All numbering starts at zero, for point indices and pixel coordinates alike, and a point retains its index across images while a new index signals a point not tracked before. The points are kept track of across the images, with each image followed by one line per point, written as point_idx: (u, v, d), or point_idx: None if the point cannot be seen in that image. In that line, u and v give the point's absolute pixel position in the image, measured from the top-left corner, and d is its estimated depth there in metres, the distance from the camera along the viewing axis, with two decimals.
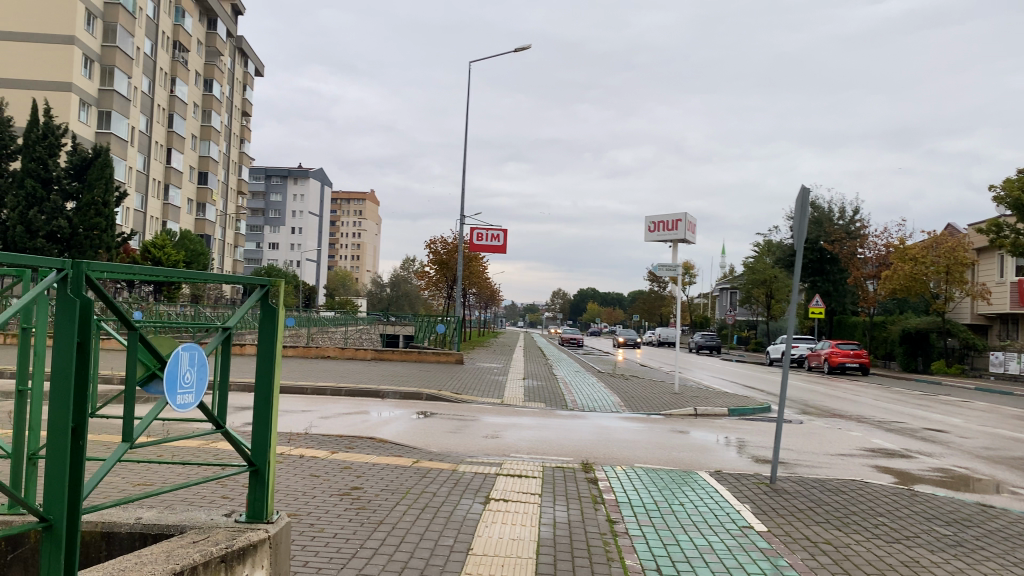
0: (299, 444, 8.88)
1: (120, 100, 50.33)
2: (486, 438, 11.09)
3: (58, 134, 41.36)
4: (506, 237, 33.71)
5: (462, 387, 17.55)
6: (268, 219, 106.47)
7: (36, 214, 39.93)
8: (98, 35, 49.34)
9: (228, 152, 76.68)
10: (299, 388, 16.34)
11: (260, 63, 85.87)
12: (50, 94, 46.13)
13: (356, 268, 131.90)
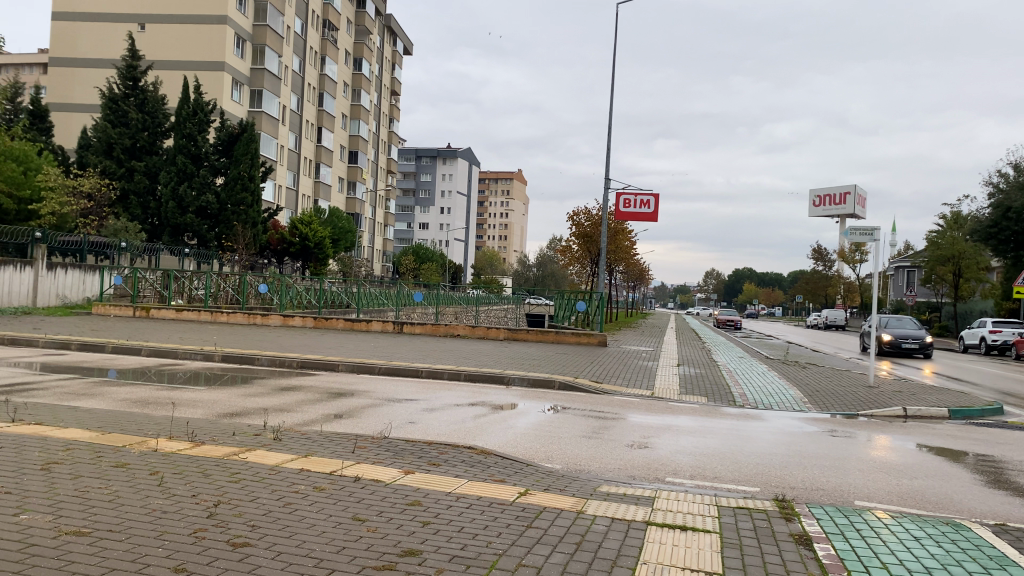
0: (363, 456, 6.22)
1: (271, 78, 50.23)
2: (633, 449, 8.11)
3: (209, 111, 39.66)
4: (657, 203, 30.10)
5: (603, 374, 14.52)
6: (418, 198, 106.77)
7: (186, 190, 38.33)
8: (251, 14, 49.39)
9: (378, 131, 76.58)
10: (411, 369, 13.83)
11: (408, 43, 85.56)
12: (204, 74, 45.97)
13: (503, 247, 130.47)
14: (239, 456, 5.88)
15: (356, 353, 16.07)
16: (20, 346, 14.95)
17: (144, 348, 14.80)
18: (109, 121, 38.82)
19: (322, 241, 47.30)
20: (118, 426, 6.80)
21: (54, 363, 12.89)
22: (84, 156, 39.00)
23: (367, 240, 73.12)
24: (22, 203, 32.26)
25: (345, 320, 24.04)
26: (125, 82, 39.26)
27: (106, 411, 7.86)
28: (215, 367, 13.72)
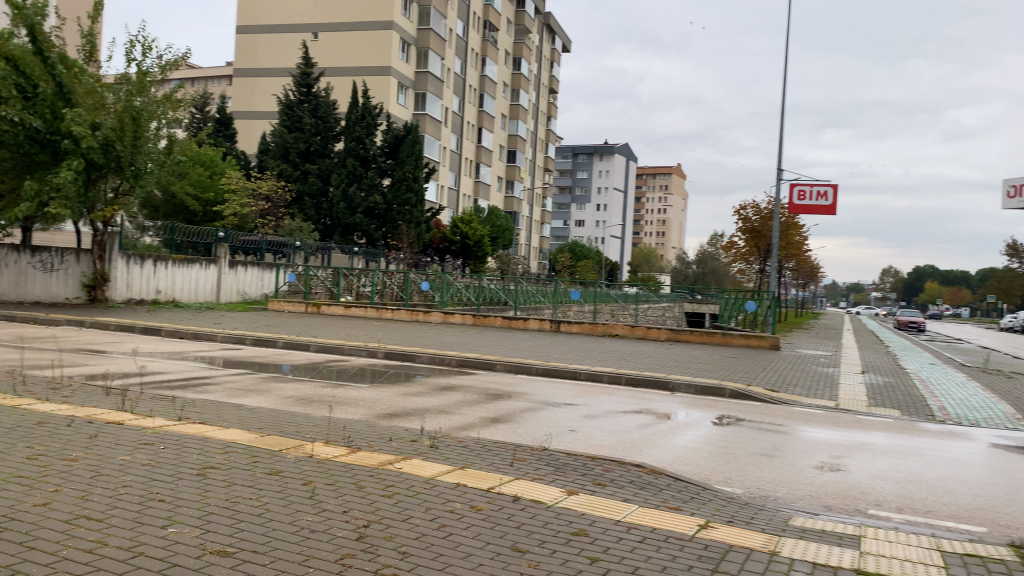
0: (523, 469, 5.62)
1: (433, 81, 51.34)
2: (822, 472, 7.14)
3: (376, 114, 40.91)
4: (835, 195, 28.06)
5: (778, 381, 13.35)
6: (575, 196, 106.44)
7: (355, 191, 39.87)
8: (415, 19, 50.68)
9: (536, 130, 76.86)
10: (571, 372, 13.25)
11: (566, 40, 85.36)
12: (371, 78, 47.61)
13: (661, 244, 127.87)
14: (394, 465, 5.43)
15: (513, 352, 15.73)
16: (202, 340, 15.66)
17: (312, 344, 15.08)
18: (286, 127, 40.97)
19: (481, 239, 47.85)
20: (276, 429, 6.57)
21: (230, 358, 13.30)
22: (263, 160, 41.35)
23: (525, 238, 73.63)
24: (208, 204, 34.56)
25: (503, 317, 23.89)
26: (300, 89, 41.27)
27: (269, 409, 7.73)
28: (377, 364, 13.73)
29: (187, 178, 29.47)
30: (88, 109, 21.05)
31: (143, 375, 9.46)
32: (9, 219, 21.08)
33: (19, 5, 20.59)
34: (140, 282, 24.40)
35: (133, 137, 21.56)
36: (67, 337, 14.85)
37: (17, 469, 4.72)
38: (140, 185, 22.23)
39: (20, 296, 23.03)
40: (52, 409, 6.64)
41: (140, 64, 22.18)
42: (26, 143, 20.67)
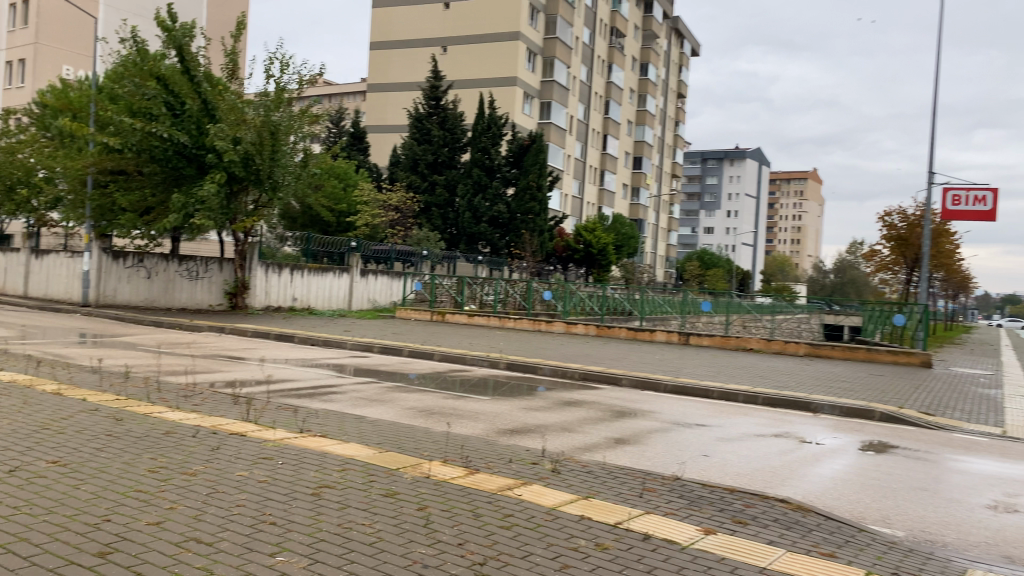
0: (654, 502, 5.12)
1: (559, 90, 51.20)
2: (998, 515, 6.24)
3: (501, 124, 41.08)
4: (996, 200, 25.81)
5: (933, 404, 12.16)
6: (703, 203, 103.83)
7: (481, 200, 40.19)
8: (541, 29, 50.72)
9: (663, 137, 75.41)
10: (702, 389, 12.54)
11: (695, 44, 83.45)
12: (498, 89, 47.94)
13: (795, 253, 122.71)
14: (514, 491, 5.05)
15: (640, 366, 15.13)
16: (331, 348, 15.92)
17: (436, 353, 15.01)
18: (415, 140, 41.76)
19: (606, 248, 47.22)
20: (395, 443, 6.31)
21: (356, 366, 13.38)
22: (393, 172, 42.37)
23: (651, 246, 72.30)
24: (341, 215, 35.62)
25: (628, 328, 23.19)
26: (429, 102, 42.01)
27: (390, 422, 7.54)
28: (500, 376, 13.47)
29: (321, 189, 30.41)
30: (230, 125, 21.97)
31: (271, 383, 9.54)
32: (160, 231, 22.29)
33: (170, 27, 21.82)
34: (277, 289, 25.33)
35: (272, 150, 22.33)
36: (207, 342, 15.45)
37: (137, 482, 4.65)
38: (278, 197, 23.00)
39: (169, 302, 24.39)
40: (180, 417, 6.65)
41: (278, 80, 23.00)
42: (174, 158, 21.77)
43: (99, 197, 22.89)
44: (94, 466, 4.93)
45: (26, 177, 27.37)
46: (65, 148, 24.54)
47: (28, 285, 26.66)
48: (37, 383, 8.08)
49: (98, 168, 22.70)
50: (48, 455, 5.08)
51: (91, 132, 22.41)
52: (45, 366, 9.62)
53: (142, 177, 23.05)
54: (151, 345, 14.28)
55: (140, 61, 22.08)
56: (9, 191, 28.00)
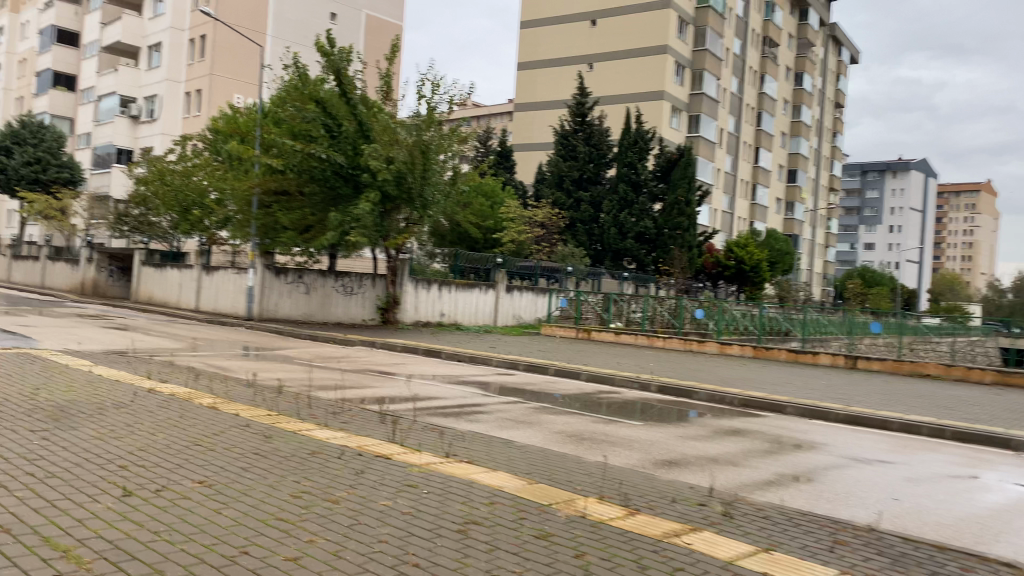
0: (849, 561, 4.34)
1: (708, 102, 49.68)
2: None
3: (649, 139, 40.19)
4: None
5: None
6: (863, 217, 97.95)
7: (627, 216, 39.42)
8: (690, 40, 49.46)
9: (820, 148, 71.75)
10: (879, 421, 11.33)
11: (855, 51, 79.16)
12: (646, 103, 47.06)
13: (968, 271, 113.43)
14: (681, 538, 4.41)
15: (804, 392, 13.97)
16: (477, 364, 15.74)
17: (583, 373, 14.47)
18: (561, 156, 41.61)
19: (759, 265, 45.17)
20: (545, 472, 5.82)
21: (502, 383, 13.07)
22: (539, 189, 42.39)
23: (806, 263, 68.74)
24: (487, 232, 35.84)
25: (788, 350, 21.70)
26: (575, 118, 41.71)
27: (539, 447, 7.07)
28: (652, 399, 12.77)
29: (468, 206, 30.65)
30: (384, 145, 22.39)
31: (417, 400, 9.33)
32: (318, 248, 23.08)
33: (328, 52, 22.55)
34: (425, 304, 25.62)
35: (423, 169, 22.63)
36: (358, 357, 15.65)
37: (280, 509, 4.41)
38: (427, 215, 23.31)
39: (325, 316, 25.28)
40: (327, 436, 6.46)
41: (429, 101, 23.36)
42: (331, 178, 22.51)
43: (262, 216, 24.10)
44: (237, 489, 4.74)
45: (199, 198, 29.23)
46: (233, 170, 25.95)
47: (199, 299, 28.39)
48: (195, 396, 8.21)
49: (262, 188, 23.89)
50: (194, 475, 4.95)
51: (256, 155, 23.51)
52: (205, 379, 9.87)
53: (302, 198, 23.99)
54: (305, 358, 14.60)
55: (301, 86, 22.95)
56: (184, 211, 29.99)
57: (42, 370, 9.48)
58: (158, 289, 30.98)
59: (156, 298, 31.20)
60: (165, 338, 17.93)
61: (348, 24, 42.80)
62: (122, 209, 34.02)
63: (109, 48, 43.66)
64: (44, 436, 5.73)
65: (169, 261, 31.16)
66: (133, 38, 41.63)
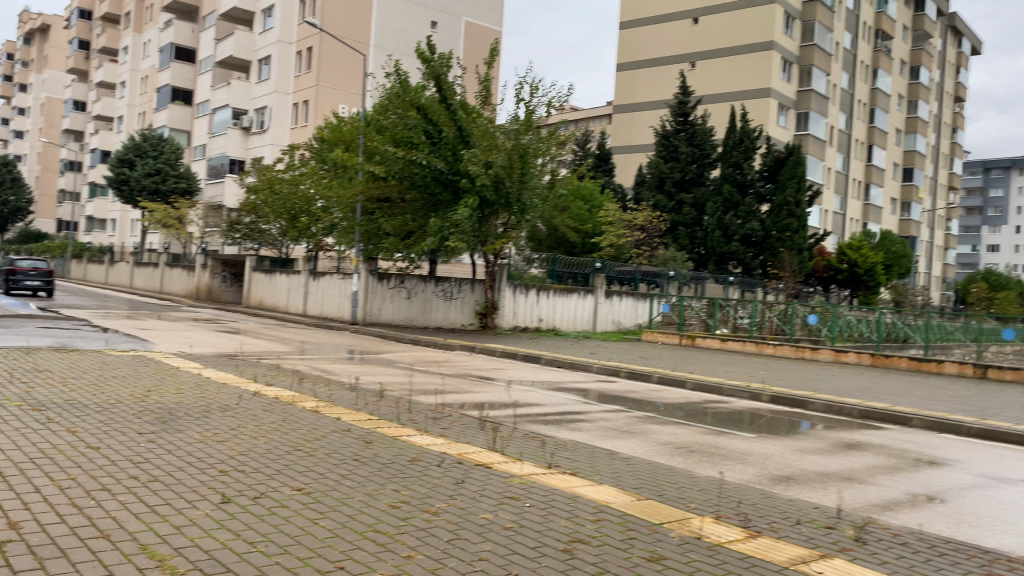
0: None
1: (817, 99, 47.74)
2: None
3: (754, 138, 38.89)
4: None
5: None
6: (987, 217, 92.19)
7: (732, 218, 38.22)
8: (797, 36, 47.65)
9: (939, 144, 67.96)
10: (1020, 437, 10.37)
11: (977, 41, 74.69)
12: (751, 102, 45.58)
13: None
14: (810, 567, 3.98)
15: (931, 403, 13.00)
16: (578, 371, 15.41)
17: (689, 381, 13.93)
18: (663, 157, 40.83)
19: (873, 268, 43.00)
20: (655, 486, 5.44)
21: (603, 391, 12.70)
22: (640, 192, 41.71)
23: (924, 266, 65.15)
24: (587, 236, 35.44)
25: (909, 358, 20.43)
26: (677, 118, 40.84)
27: (645, 459, 6.69)
28: (763, 409, 12.13)
29: (568, 210, 30.32)
30: (483, 150, 22.35)
31: (518, 407, 9.09)
32: (418, 253, 23.26)
33: (429, 59, 22.66)
34: (525, 309, 25.47)
35: (521, 173, 22.48)
36: (458, 361, 15.59)
37: (377, 521, 4.23)
38: (526, 219, 23.16)
39: (426, 321, 25.45)
40: (426, 442, 6.28)
41: (528, 104, 23.20)
42: (432, 184, 22.64)
43: (366, 223, 24.50)
44: (336, 497, 4.60)
45: (306, 205, 30.07)
46: (338, 178, 26.52)
47: (307, 304, 29.14)
48: (298, 400, 8.22)
49: (366, 195, 24.32)
50: (293, 482, 4.85)
51: (359, 163, 23.91)
52: (309, 383, 9.94)
53: (404, 204, 24.26)
54: (407, 362, 14.64)
55: (402, 93, 23.24)
56: (292, 218, 30.90)
57: (155, 373, 9.75)
58: (268, 294, 32.03)
59: (266, 302, 32.26)
60: (274, 341, 18.38)
61: (448, 31, 43.28)
62: (235, 218, 35.42)
63: (223, 64, 45.64)
64: (151, 438, 5.78)
65: (277, 267, 32.16)
66: (245, 52, 43.38)
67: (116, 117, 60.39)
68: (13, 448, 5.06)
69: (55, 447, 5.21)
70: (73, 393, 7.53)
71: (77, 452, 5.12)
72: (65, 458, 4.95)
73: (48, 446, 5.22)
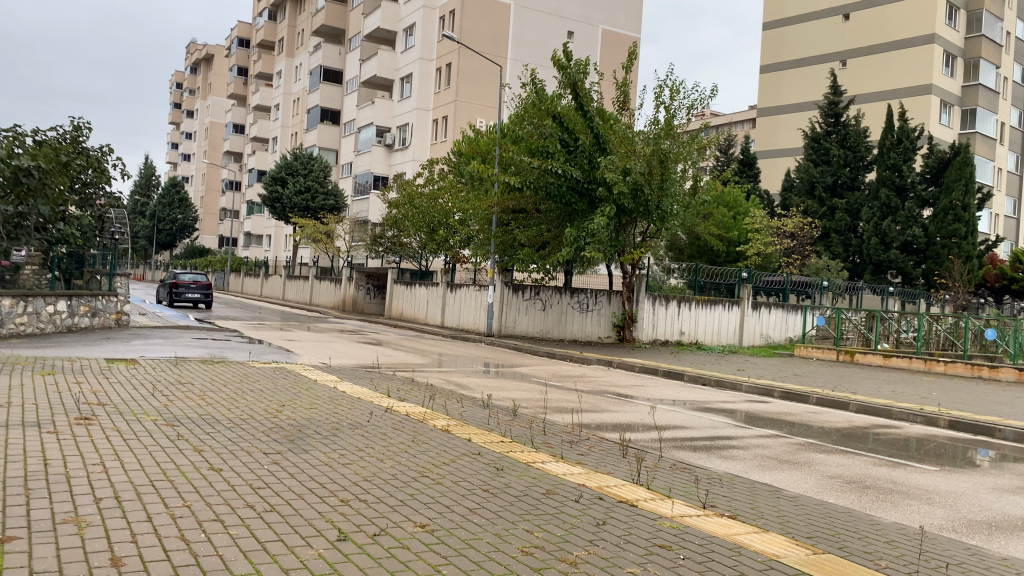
0: None
1: (985, 94, 43.86)
2: None
3: (915, 137, 36.10)
4: None
5: None
6: None
7: (890, 224, 35.54)
8: (962, 27, 43.96)
9: None
10: None
11: None
12: (910, 99, 42.39)
13: None
14: None
15: None
16: (725, 389, 14.40)
17: (852, 403, 12.64)
18: (812, 161, 38.67)
19: None
20: (833, 536, 4.58)
21: (755, 412, 11.67)
22: (788, 197, 39.67)
23: None
24: (731, 244, 33.92)
25: None
26: (828, 120, 38.60)
27: (816, 498, 5.80)
28: (942, 436, 10.77)
29: (712, 217, 29.02)
30: (621, 157, 21.61)
31: (664, 431, 8.34)
32: (554, 264, 22.80)
33: (565, 66, 22.14)
34: (664, 322, 24.45)
35: (661, 180, 21.58)
36: (597, 377, 14.92)
37: (507, 569, 3.68)
38: (666, 227, 22.23)
39: (562, 333, 24.96)
40: (563, 471, 5.67)
41: (668, 108, 22.30)
42: (568, 193, 22.12)
43: (501, 234, 24.31)
44: (463, 536, 4.10)
45: (443, 218, 30.35)
46: (475, 190, 26.53)
47: (445, 316, 29.32)
48: (429, 417, 7.83)
49: (502, 207, 24.17)
50: (417, 516, 4.39)
51: (495, 175, 23.74)
52: (442, 398, 9.58)
53: (540, 214, 23.88)
54: (543, 377, 14.12)
55: (537, 102, 22.93)
56: (431, 231, 31.18)
57: (291, 386, 9.68)
58: (408, 305, 32.53)
59: (406, 314, 32.75)
60: (412, 353, 18.41)
61: (585, 40, 42.88)
62: (378, 232, 36.33)
63: (367, 83, 47.18)
64: (275, 460, 5.50)
65: (417, 280, 32.61)
66: (387, 72, 44.62)
67: (271, 139, 63.76)
68: (136, 469, 4.90)
69: (178, 468, 5.01)
70: (208, 408, 7.46)
71: (199, 475, 4.88)
72: (186, 482, 4.71)
73: (171, 467, 5.02)
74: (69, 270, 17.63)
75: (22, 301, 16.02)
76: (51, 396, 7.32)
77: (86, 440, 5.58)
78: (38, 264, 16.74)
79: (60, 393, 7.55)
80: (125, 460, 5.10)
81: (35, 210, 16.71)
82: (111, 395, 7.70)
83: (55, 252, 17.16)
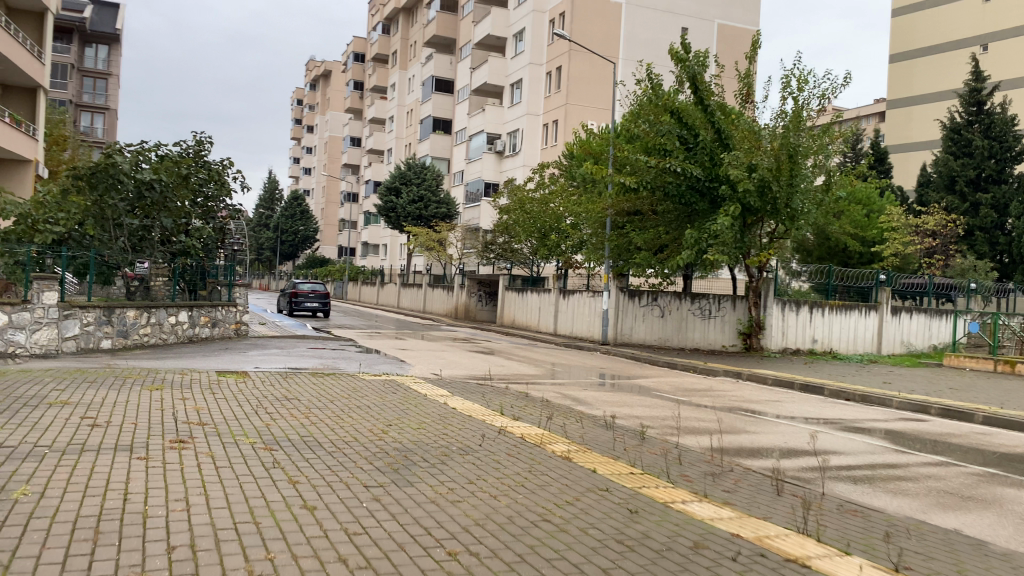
0: None
1: None
2: None
3: None
4: None
5: None
6: None
7: None
8: None
9: None
10: None
11: None
12: None
13: None
14: None
15: None
16: (873, 406, 12.93)
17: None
18: (952, 153, 35.74)
19: None
20: None
21: (913, 433, 10.29)
22: (926, 194, 36.99)
23: None
24: (867, 245, 31.77)
25: None
26: (969, 108, 35.59)
27: None
28: None
29: (845, 216, 27.15)
30: (745, 152, 20.23)
31: (816, 459, 7.25)
32: (673, 268, 21.65)
33: (683, 58, 20.91)
34: (795, 329, 22.82)
35: (790, 175, 20.14)
36: (725, 390, 13.77)
37: None
38: (796, 227, 20.65)
39: (682, 341, 23.77)
40: (709, 515, 4.76)
41: (797, 99, 20.75)
42: (688, 193, 20.96)
43: (616, 238, 23.39)
44: None
45: (557, 222, 29.77)
46: (587, 193, 25.67)
47: (557, 323, 28.55)
48: (547, 441, 7.05)
49: (617, 210, 23.25)
50: None
51: (608, 176, 22.75)
52: (560, 416, 8.78)
53: (657, 217, 22.81)
54: (666, 391, 13.11)
55: (654, 99, 21.71)
56: (544, 237, 30.52)
57: (400, 402, 9.11)
58: (521, 312, 31.96)
59: (519, 321, 32.15)
60: (526, 363, 17.76)
61: (700, 36, 41.28)
62: (489, 238, 36.02)
63: (477, 90, 47.12)
64: (376, 495, 4.84)
65: (529, 286, 32.00)
66: (498, 78, 44.38)
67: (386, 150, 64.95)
68: (221, 508, 4.34)
69: (267, 507, 4.42)
70: (312, 428, 6.95)
71: (287, 516, 4.27)
72: (273, 525, 4.10)
73: (260, 505, 4.44)
74: (193, 282, 18.07)
75: (147, 312, 16.22)
76: (153, 415, 6.98)
77: (174, 469, 5.11)
78: (164, 275, 17.07)
79: (163, 411, 7.22)
80: (212, 495, 4.56)
81: (159, 223, 17.11)
82: (213, 413, 7.31)
83: (178, 264, 17.45)
